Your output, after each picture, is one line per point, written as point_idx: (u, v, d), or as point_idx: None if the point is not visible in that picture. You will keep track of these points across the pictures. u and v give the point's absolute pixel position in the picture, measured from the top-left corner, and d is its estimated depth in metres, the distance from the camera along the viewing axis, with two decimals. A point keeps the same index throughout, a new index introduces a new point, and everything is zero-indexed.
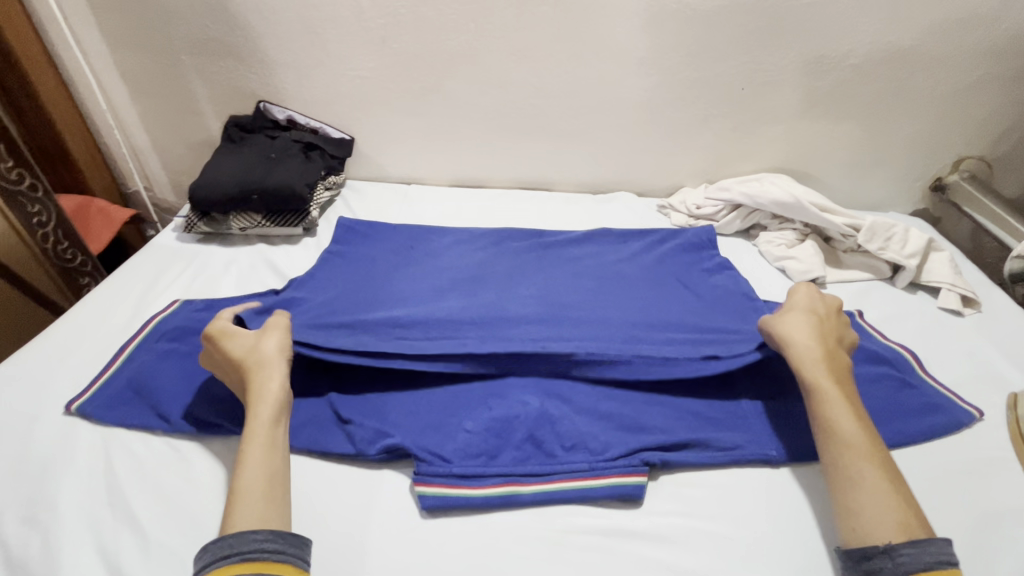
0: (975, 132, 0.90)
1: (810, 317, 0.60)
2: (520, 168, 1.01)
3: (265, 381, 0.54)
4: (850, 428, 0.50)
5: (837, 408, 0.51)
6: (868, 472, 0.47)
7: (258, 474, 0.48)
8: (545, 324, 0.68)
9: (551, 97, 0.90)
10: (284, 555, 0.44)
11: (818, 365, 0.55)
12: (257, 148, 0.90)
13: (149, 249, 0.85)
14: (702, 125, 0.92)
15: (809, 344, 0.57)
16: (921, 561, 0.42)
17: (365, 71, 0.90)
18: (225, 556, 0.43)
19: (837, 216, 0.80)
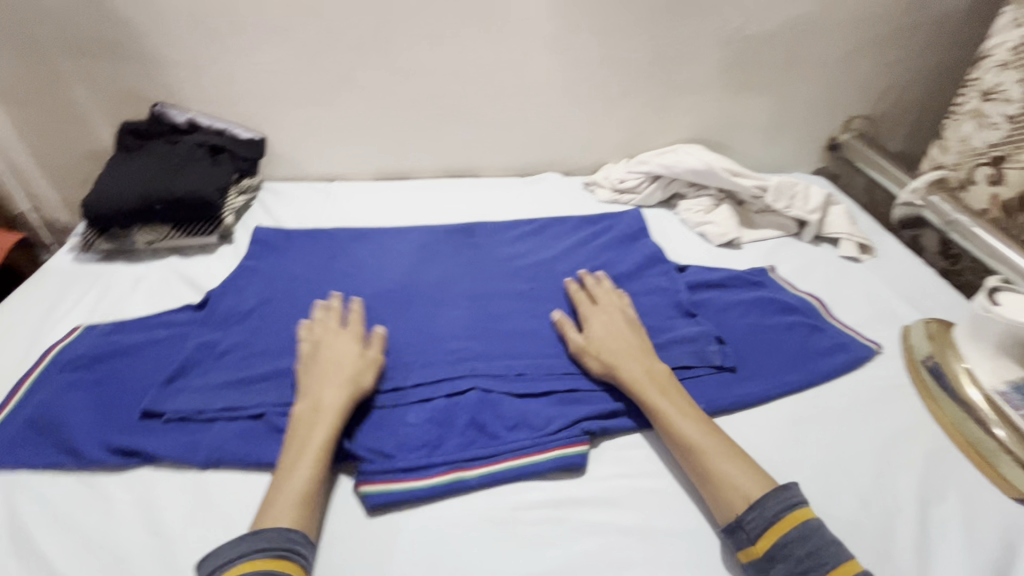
0: (859, 93, 0.98)
1: (609, 333, 0.62)
2: (444, 155, 0.99)
3: (337, 391, 0.55)
4: (688, 429, 0.53)
5: (671, 415, 0.54)
6: (717, 467, 0.50)
7: (302, 484, 0.48)
8: (479, 315, 0.69)
9: (468, 82, 0.90)
10: (298, 559, 0.44)
11: (640, 382, 0.57)
12: (157, 154, 0.83)
13: (41, 274, 0.77)
14: (617, 101, 0.94)
15: (624, 361, 0.59)
16: (762, 521, 0.46)
17: (269, 65, 0.85)
18: (263, 549, 0.44)
19: (746, 179, 0.85)
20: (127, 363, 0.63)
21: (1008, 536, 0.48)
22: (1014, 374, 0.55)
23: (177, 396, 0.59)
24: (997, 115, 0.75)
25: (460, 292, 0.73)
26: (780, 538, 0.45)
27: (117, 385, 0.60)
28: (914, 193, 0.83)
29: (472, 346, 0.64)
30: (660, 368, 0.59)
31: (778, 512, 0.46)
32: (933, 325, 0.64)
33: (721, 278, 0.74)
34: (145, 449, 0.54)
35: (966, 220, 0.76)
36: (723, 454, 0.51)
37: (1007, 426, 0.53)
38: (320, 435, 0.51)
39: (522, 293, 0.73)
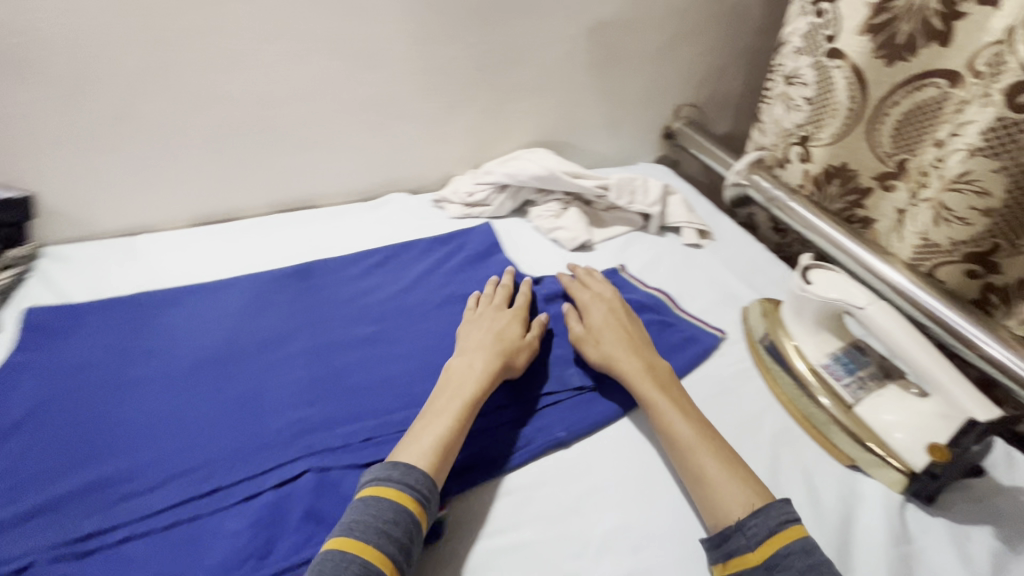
0: (682, 82, 1.03)
1: (624, 327, 0.63)
2: (271, 189, 0.88)
3: (489, 356, 0.57)
4: (685, 429, 0.52)
5: (668, 412, 0.54)
6: (708, 468, 0.49)
7: (441, 435, 0.50)
8: (315, 374, 0.60)
9: (280, 106, 0.79)
10: (406, 489, 0.45)
11: (634, 376, 0.57)
12: None
13: None
14: (452, 111, 0.90)
15: (622, 356, 0.59)
16: (765, 528, 0.44)
17: (9, 109, 0.67)
18: (420, 480, 0.46)
19: (588, 180, 0.85)
20: None
21: (845, 502, 0.49)
22: (834, 347, 0.57)
23: None
24: (800, 97, 0.79)
25: (294, 349, 0.64)
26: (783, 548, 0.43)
27: None
28: (738, 174, 0.89)
29: (307, 416, 0.56)
30: (664, 367, 0.59)
31: (781, 522, 0.44)
32: (766, 305, 0.67)
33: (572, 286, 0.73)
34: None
35: (783, 196, 0.83)
36: (718, 453, 0.50)
37: (831, 395, 0.55)
38: (470, 386, 0.54)
39: (366, 338, 0.65)
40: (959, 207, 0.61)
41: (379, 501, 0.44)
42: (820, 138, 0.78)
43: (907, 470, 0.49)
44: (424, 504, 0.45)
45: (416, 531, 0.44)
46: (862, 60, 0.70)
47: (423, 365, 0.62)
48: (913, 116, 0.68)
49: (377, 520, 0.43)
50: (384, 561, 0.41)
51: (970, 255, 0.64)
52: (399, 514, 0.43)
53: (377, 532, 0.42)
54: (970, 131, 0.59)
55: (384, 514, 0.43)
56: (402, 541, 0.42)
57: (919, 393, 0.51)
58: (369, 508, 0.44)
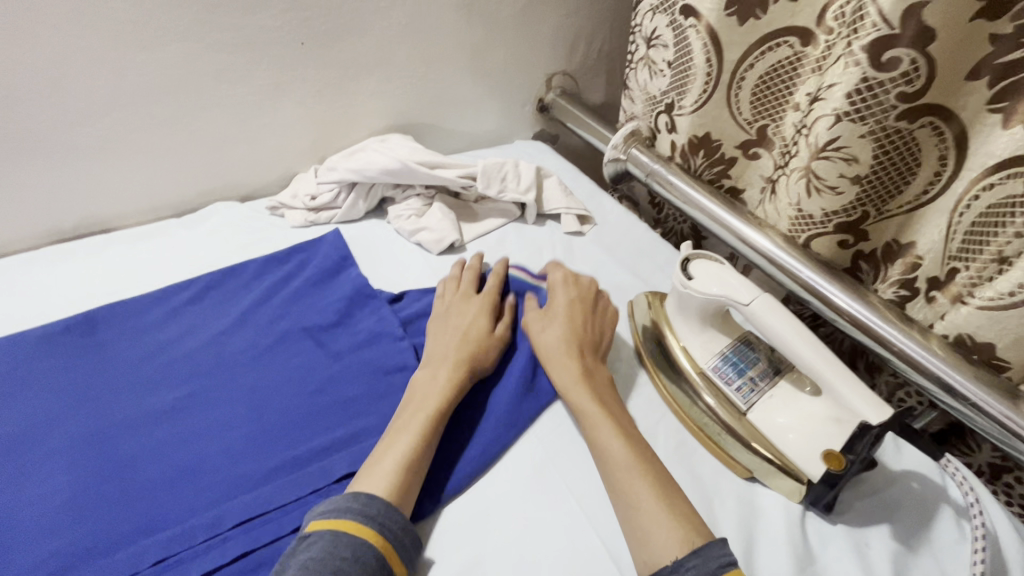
0: (550, 47, 0.93)
1: (569, 321, 0.56)
2: (36, 213, 0.66)
3: (453, 364, 0.52)
4: (616, 447, 0.46)
5: (600, 429, 0.48)
6: (638, 496, 0.43)
7: (405, 452, 0.45)
8: (89, 474, 0.45)
9: (17, 106, 0.59)
10: (367, 520, 0.40)
11: (569, 388, 0.51)
12: None
13: None
14: (276, 96, 0.73)
15: (557, 364, 0.53)
16: (704, 571, 0.37)
17: None
18: (372, 517, 0.40)
19: (450, 169, 0.73)
20: None
21: (745, 526, 0.44)
22: (722, 345, 0.52)
23: None
24: (661, 61, 0.73)
25: (61, 440, 0.47)
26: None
27: None
28: (615, 149, 0.81)
29: (71, 543, 0.41)
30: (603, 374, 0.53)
31: (723, 566, 0.37)
32: (652, 296, 0.60)
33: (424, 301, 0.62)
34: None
35: (661, 168, 0.77)
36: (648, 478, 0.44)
37: (713, 391, 0.49)
38: (443, 390, 0.50)
39: (168, 408, 0.50)
40: (829, 175, 0.57)
41: (342, 535, 0.39)
42: (683, 106, 0.71)
43: (801, 478, 0.44)
44: (388, 535, 0.40)
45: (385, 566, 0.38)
46: (715, 21, 0.63)
47: (247, 434, 0.49)
48: (772, 79, 0.63)
49: (342, 557, 0.37)
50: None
51: (842, 225, 0.61)
52: (361, 547, 0.38)
53: (331, 571, 0.36)
54: (835, 93, 0.54)
55: (356, 543, 0.38)
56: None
57: (812, 391, 0.47)
58: (337, 537, 0.38)
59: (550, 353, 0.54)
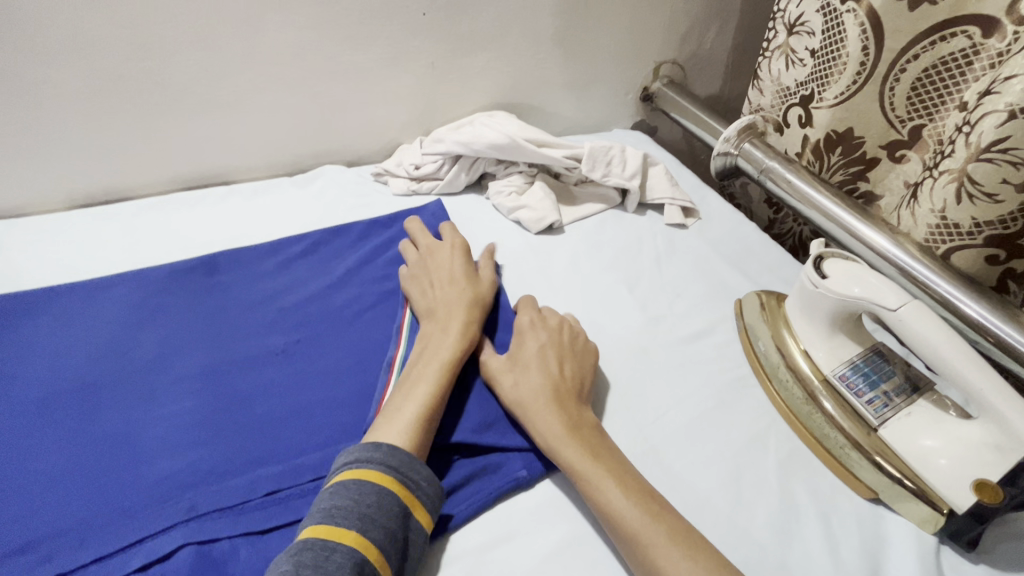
0: (663, 35, 0.90)
1: (537, 358, 0.48)
2: (171, 160, 0.71)
3: (463, 318, 0.52)
4: (630, 507, 0.39)
5: (601, 484, 0.40)
6: (665, 562, 0.36)
7: (423, 398, 0.44)
8: (209, 402, 0.47)
9: (172, 56, 0.63)
10: (390, 470, 0.39)
11: (557, 438, 0.43)
12: None
13: None
14: (394, 67, 0.75)
15: (541, 408, 0.45)
16: None
17: None
18: (393, 468, 0.39)
19: (557, 149, 0.72)
20: None
21: (872, 552, 0.40)
22: (852, 354, 0.49)
23: None
24: (803, 50, 0.69)
25: (186, 369, 0.50)
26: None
27: None
28: (727, 142, 0.77)
29: (192, 464, 0.43)
30: (588, 417, 0.45)
31: None
32: (766, 297, 0.56)
33: None
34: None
35: (778, 166, 0.73)
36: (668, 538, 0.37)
37: (834, 399, 0.47)
38: (443, 356, 0.48)
39: (281, 351, 0.52)
40: (989, 180, 0.52)
41: (371, 483, 0.38)
42: (823, 98, 0.68)
43: (941, 508, 0.40)
44: (410, 483, 0.39)
45: (410, 519, 0.38)
46: (880, 1, 0.59)
47: (353, 386, 0.50)
48: (936, 73, 0.59)
49: (371, 512, 0.37)
50: (378, 555, 0.35)
51: (995, 238, 0.55)
52: (386, 499, 0.37)
53: (365, 521, 0.36)
54: (1013, 87, 0.48)
55: (388, 495, 0.38)
56: (391, 531, 0.36)
57: (958, 414, 0.43)
58: (374, 488, 0.38)
59: (531, 389, 0.46)
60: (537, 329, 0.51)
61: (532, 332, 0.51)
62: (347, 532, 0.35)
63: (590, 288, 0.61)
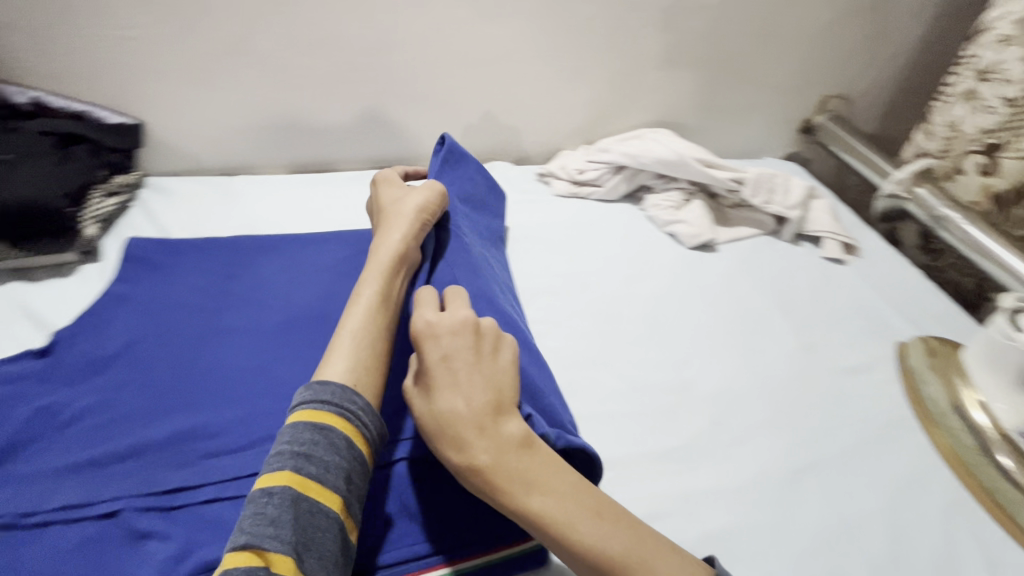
0: (835, 68, 0.90)
1: (455, 364, 0.35)
2: (375, 142, 0.77)
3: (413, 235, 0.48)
4: (596, 533, 0.32)
5: (574, 524, 0.32)
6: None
7: (360, 324, 0.40)
8: None
9: (403, 46, 0.69)
10: (320, 405, 0.34)
11: (506, 481, 0.32)
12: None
13: None
14: (576, 78, 0.81)
15: (482, 444, 0.33)
16: None
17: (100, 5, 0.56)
18: (326, 403, 0.34)
19: (723, 170, 0.74)
20: None
21: None
22: None
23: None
24: (993, 98, 0.70)
25: None
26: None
27: None
28: (897, 185, 0.76)
29: None
30: (512, 432, 0.34)
31: None
32: (935, 342, 0.60)
33: (631, 300, 0.61)
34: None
35: (955, 216, 0.70)
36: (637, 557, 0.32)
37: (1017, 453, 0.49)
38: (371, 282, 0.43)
39: None
40: None
41: (302, 422, 0.33)
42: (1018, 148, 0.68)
43: None
44: (344, 414, 0.34)
45: (352, 448, 0.33)
46: None
47: None
48: None
49: (309, 453, 0.32)
50: (318, 490, 0.31)
51: None
52: (331, 427, 0.33)
53: (299, 460, 0.32)
54: None
55: (326, 432, 0.33)
56: (332, 467, 0.32)
57: None
58: (307, 427, 0.33)
59: (461, 413, 0.33)
60: (449, 325, 0.36)
61: (438, 327, 0.36)
62: (280, 471, 0.31)
63: (744, 308, 0.63)
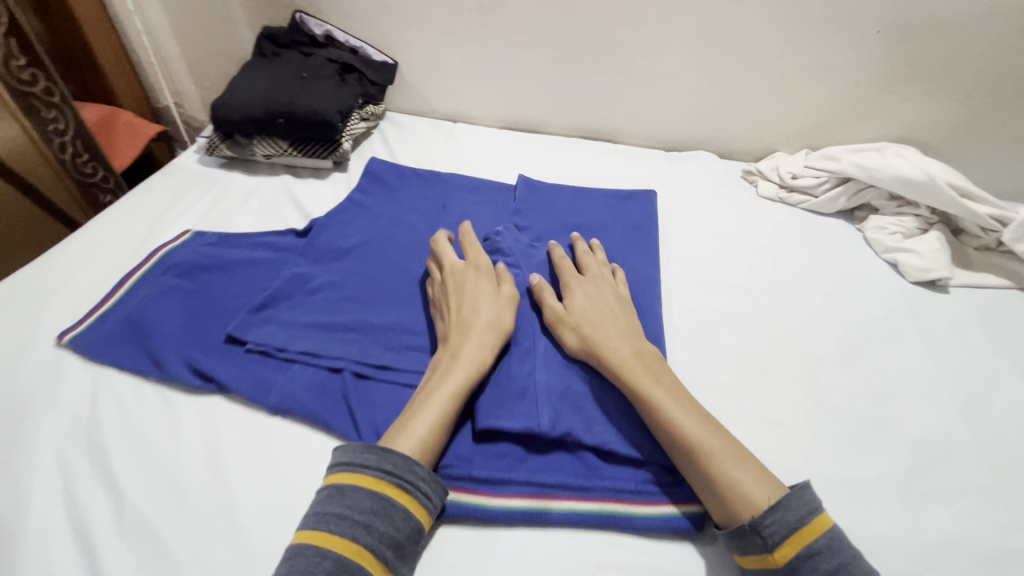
0: None
1: (590, 302, 0.73)
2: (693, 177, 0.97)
3: (464, 361, 0.65)
4: (695, 431, 0.59)
5: (666, 405, 0.61)
6: (726, 465, 0.57)
7: (431, 417, 0.60)
8: None
9: None
10: (373, 475, 0.55)
11: (626, 360, 0.66)
12: (294, 61, 1.07)
13: (221, 183, 1.02)
14: None
15: (601, 338, 0.68)
16: (786, 527, 0.52)
17: (498, 50, 1.09)
18: (382, 471, 0.55)
19: None
20: (283, 307, 0.76)
21: None
22: None
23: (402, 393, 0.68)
24: None
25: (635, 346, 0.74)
26: (804, 546, 0.52)
27: (261, 317, 0.74)
28: None
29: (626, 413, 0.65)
30: (643, 347, 0.68)
31: (799, 516, 0.53)
32: None
33: None
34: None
35: None
36: (731, 459, 0.57)
37: None
38: (453, 375, 0.63)
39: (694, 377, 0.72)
40: None
41: (363, 488, 0.54)
42: None
43: None
44: (409, 489, 0.55)
45: (410, 516, 0.54)
46: None
47: None
48: None
49: (383, 509, 0.54)
50: (371, 556, 0.51)
51: None
52: (384, 502, 0.54)
53: (358, 522, 0.52)
54: None
55: (378, 499, 0.54)
56: (379, 535, 0.52)
57: None
58: (363, 491, 0.54)
59: (595, 316, 0.71)
60: (598, 279, 0.78)
61: (590, 281, 0.77)
62: (334, 536, 0.52)
63: None
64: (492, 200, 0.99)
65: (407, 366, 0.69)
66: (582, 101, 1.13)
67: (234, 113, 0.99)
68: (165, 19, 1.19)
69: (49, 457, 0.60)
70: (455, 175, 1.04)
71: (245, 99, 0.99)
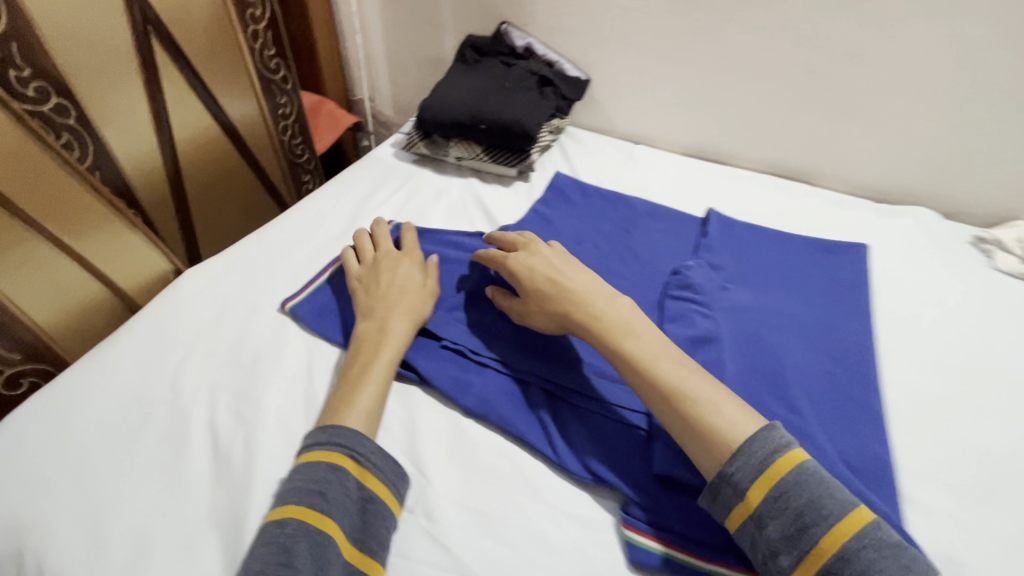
0: None
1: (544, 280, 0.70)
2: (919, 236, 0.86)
3: (361, 317, 0.74)
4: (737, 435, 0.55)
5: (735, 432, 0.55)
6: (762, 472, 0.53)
7: (373, 394, 0.65)
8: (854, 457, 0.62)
9: None
10: (330, 448, 0.59)
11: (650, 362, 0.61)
12: (495, 70, 1.11)
13: (415, 177, 1.07)
14: None
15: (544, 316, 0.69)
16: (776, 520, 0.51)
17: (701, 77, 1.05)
18: (322, 445, 0.59)
19: None
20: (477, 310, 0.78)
21: None
22: None
23: (593, 421, 0.66)
24: None
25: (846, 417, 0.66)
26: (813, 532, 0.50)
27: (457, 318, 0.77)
28: None
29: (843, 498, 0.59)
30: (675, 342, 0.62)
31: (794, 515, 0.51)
32: None
33: None
34: (594, 467, 0.62)
35: None
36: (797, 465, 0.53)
37: None
38: (386, 354, 0.69)
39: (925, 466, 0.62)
40: None
41: (319, 460, 0.58)
42: None
43: None
44: (359, 459, 0.59)
45: (362, 487, 0.57)
46: None
47: None
48: None
49: (336, 477, 0.57)
50: (328, 522, 0.54)
51: None
52: (336, 471, 0.57)
53: (319, 491, 0.55)
54: None
55: (331, 468, 0.57)
56: (337, 504, 0.55)
57: None
58: (316, 463, 0.58)
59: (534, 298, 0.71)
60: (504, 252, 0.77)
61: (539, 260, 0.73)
62: (297, 507, 0.54)
63: None
64: (680, 231, 0.95)
65: (600, 394, 0.68)
66: (783, 137, 1.06)
67: (439, 115, 1.04)
68: (380, 21, 1.29)
69: (274, 415, 0.67)
70: (639, 198, 1.01)
71: (451, 104, 1.04)
